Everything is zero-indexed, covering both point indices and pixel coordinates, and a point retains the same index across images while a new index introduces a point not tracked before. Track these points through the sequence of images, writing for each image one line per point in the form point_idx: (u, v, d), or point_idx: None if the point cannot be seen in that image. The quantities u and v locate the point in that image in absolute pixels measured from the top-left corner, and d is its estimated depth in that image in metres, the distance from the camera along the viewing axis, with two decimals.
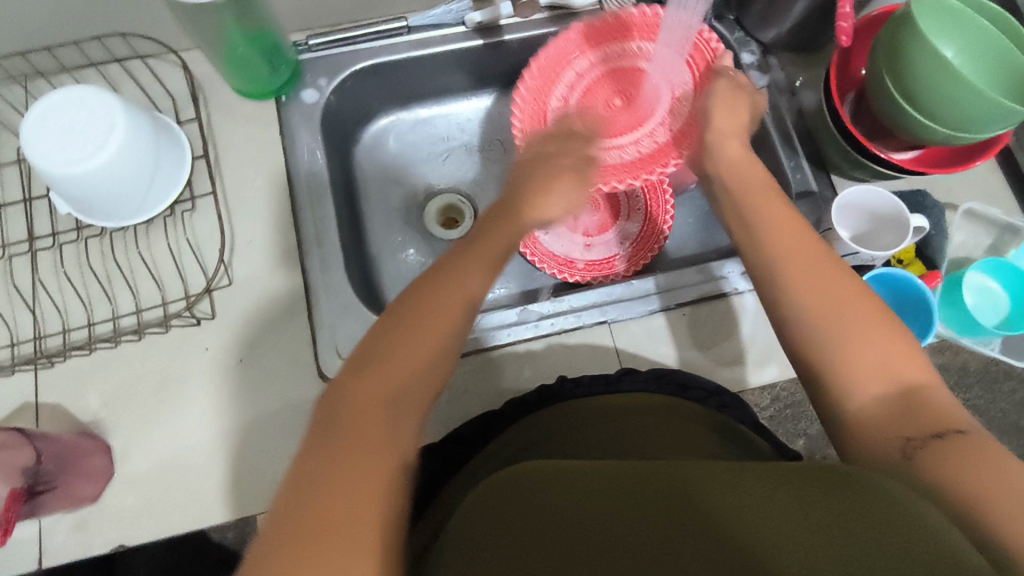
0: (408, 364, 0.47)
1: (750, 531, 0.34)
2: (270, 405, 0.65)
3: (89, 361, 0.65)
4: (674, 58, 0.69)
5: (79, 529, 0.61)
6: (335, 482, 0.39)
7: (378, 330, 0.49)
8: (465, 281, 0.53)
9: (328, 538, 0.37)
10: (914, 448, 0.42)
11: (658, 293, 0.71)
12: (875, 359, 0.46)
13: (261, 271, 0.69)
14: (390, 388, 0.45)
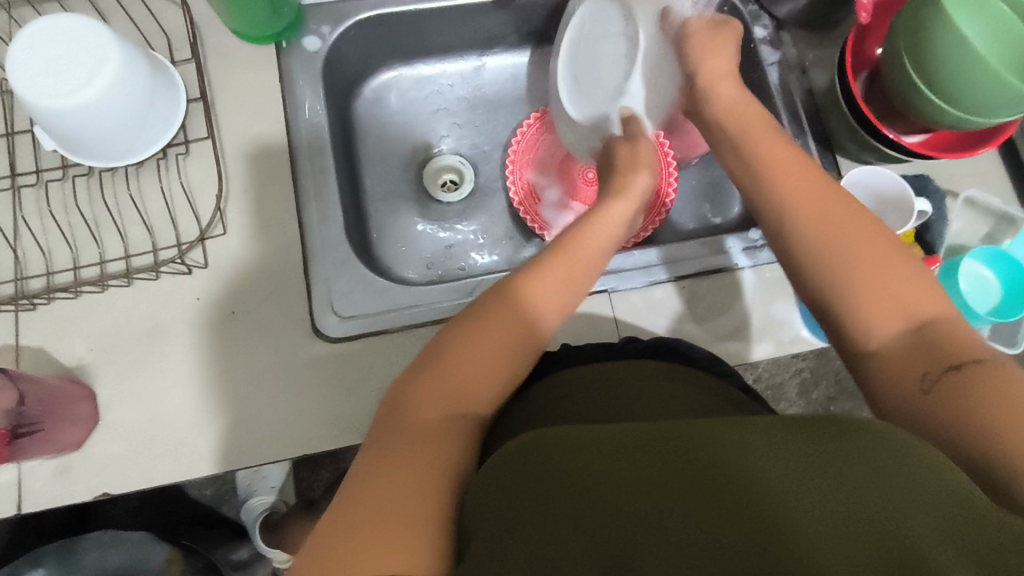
0: (458, 383, 0.49)
1: (771, 493, 0.35)
2: (264, 359, 0.64)
3: (73, 304, 0.63)
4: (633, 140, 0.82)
5: (61, 475, 0.59)
6: (388, 493, 0.42)
7: (443, 341, 0.51)
8: (538, 302, 0.54)
9: (371, 542, 0.39)
10: (936, 381, 0.44)
11: (659, 265, 0.71)
12: (895, 293, 0.48)
13: (255, 221, 0.67)
14: (453, 402, 0.48)
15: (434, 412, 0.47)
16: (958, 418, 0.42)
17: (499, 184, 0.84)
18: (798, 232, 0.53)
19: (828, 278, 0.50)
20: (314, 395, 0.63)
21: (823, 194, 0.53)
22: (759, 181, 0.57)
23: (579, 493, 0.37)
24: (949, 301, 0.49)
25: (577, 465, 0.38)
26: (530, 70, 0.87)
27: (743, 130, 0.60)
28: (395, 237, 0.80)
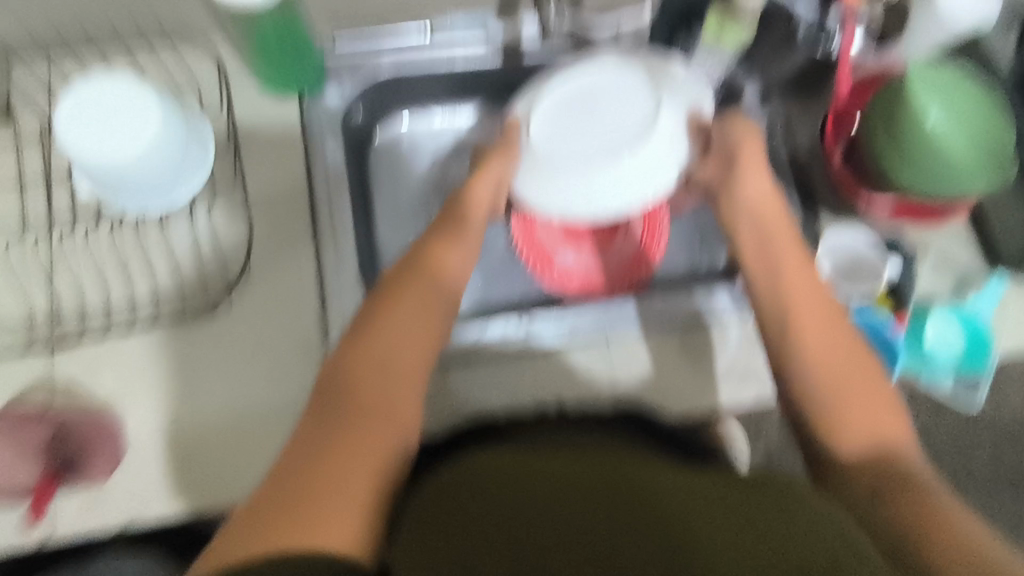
0: (383, 363, 0.58)
1: (684, 530, 0.41)
2: (280, 398, 0.68)
3: (106, 340, 0.68)
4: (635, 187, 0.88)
5: (93, 498, 0.65)
6: (324, 467, 0.50)
7: (364, 316, 0.61)
8: (447, 274, 0.66)
9: (300, 515, 0.47)
10: (877, 494, 0.52)
11: (650, 316, 0.76)
12: (868, 425, 0.57)
13: (274, 264, 0.71)
14: (376, 371, 0.57)
15: (359, 386, 0.56)
16: (885, 518, 0.50)
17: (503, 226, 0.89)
18: (794, 341, 0.61)
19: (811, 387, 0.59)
20: None
21: (821, 312, 0.63)
22: (769, 290, 0.65)
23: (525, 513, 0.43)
24: (909, 433, 0.58)
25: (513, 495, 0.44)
26: None
27: (767, 241, 0.67)
28: None
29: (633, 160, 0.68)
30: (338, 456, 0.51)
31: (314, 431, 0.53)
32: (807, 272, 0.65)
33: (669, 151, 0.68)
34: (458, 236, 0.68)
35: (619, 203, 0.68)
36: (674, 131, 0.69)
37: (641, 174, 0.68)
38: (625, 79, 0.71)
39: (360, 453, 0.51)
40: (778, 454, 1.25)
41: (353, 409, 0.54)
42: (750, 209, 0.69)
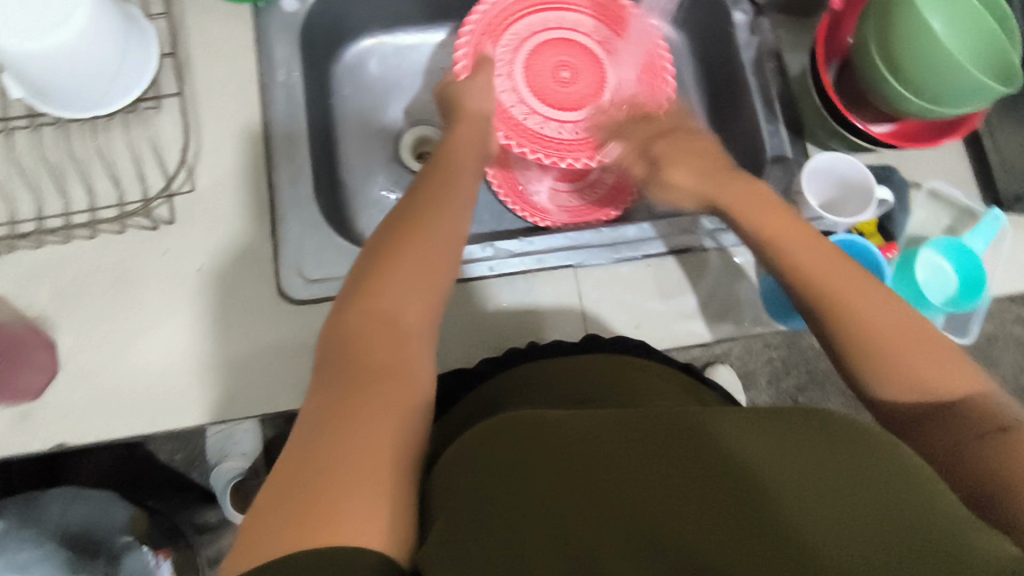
0: (356, 366, 0.45)
1: (776, 493, 0.35)
2: (230, 317, 0.64)
3: (37, 254, 0.63)
4: (629, 63, 0.79)
5: (19, 423, 0.59)
6: (326, 442, 0.40)
7: (358, 274, 0.51)
8: (457, 222, 0.57)
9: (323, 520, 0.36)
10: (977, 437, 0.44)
11: (627, 243, 0.72)
12: (926, 372, 0.48)
13: (224, 180, 0.67)
14: (390, 320, 0.49)
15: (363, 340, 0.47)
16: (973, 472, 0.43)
17: None
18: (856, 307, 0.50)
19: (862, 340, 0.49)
20: (278, 355, 0.64)
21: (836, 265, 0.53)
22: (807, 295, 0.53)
23: (550, 517, 0.35)
24: (972, 369, 0.49)
25: (563, 456, 0.37)
26: None
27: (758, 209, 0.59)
28: (368, 205, 0.79)
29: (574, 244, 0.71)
30: (320, 478, 0.38)
31: (279, 469, 0.40)
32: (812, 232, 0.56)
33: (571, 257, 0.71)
34: (432, 220, 0.55)
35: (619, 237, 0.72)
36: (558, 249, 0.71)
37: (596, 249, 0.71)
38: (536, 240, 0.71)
39: (365, 439, 0.41)
40: None
41: (315, 431, 0.41)
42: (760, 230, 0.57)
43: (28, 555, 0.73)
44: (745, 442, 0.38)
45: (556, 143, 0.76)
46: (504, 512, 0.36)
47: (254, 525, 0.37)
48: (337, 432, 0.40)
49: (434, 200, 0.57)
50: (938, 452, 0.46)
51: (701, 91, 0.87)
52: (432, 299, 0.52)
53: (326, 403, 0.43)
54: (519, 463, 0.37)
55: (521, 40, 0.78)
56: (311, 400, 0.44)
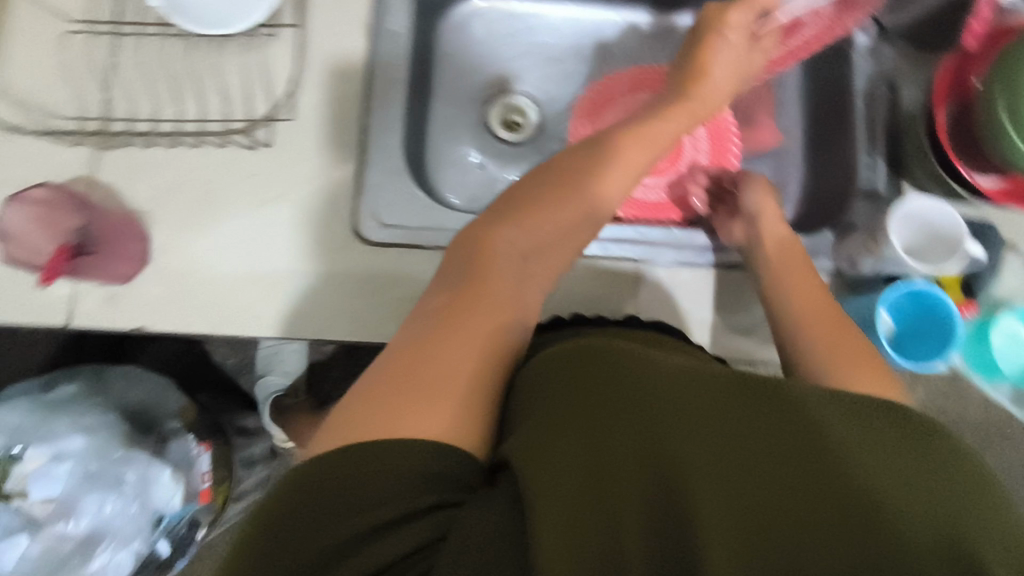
0: (473, 278, 0.49)
1: (837, 456, 0.35)
2: (305, 243, 0.68)
3: (145, 153, 0.68)
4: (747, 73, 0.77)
5: (106, 302, 0.65)
6: (430, 345, 0.44)
7: (503, 203, 0.56)
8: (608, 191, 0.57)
9: (406, 395, 0.41)
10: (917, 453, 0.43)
11: (694, 248, 0.72)
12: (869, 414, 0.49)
13: (321, 114, 0.70)
14: (519, 245, 0.52)
15: (495, 253, 0.51)
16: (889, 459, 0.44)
17: (563, 134, 0.86)
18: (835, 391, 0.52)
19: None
20: (341, 288, 0.67)
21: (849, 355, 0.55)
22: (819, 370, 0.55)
23: (613, 447, 0.36)
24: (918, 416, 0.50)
25: (631, 392, 0.39)
26: (617, 30, 0.87)
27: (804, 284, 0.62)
28: (449, 163, 0.82)
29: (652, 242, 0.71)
30: (405, 380, 0.42)
31: (383, 357, 0.44)
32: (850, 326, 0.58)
33: (648, 253, 0.71)
34: (581, 174, 0.57)
35: (700, 254, 0.71)
36: (636, 241, 0.71)
37: (672, 250, 0.71)
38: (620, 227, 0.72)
39: (460, 347, 0.44)
40: None
41: (425, 326, 0.46)
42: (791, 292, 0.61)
43: (92, 420, 0.80)
44: (796, 398, 0.39)
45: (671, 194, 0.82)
46: (571, 428, 0.37)
47: (347, 404, 0.42)
48: (440, 335, 0.45)
49: (589, 157, 0.58)
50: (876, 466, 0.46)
51: (802, 110, 0.85)
52: (564, 238, 0.55)
53: (445, 303, 0.48)
54: (582, 391, 0.40)
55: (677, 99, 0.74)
56: (434, 295, 0.49)
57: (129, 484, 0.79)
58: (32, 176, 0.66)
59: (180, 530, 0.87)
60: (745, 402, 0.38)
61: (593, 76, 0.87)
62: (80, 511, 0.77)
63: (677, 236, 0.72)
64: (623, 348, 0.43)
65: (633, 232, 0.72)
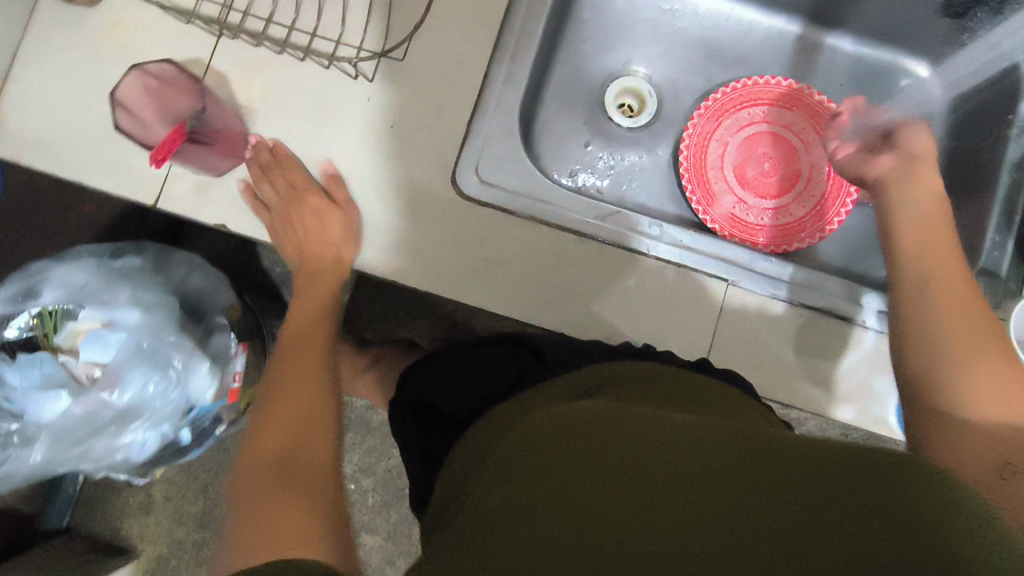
0: (280, 464, 0.50)
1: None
2: (399, 181, 0.66)
3: (266, 53, 0.66)
4: (824, 141, 0.79)
5: (196, 192, 0.65)
6: (270, 497, 0.46)
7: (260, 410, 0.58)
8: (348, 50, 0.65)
9: (283, 531, 0.43)
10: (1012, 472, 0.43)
11: (791, 283, 0.68)
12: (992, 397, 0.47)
13: (446, 55, 0.68)
14: (292, 430, 0.55)
15: (286, 426, 0.55)
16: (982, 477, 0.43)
17: (677, 132, 0.82)
18: (942, 388, 0.49)
19: (937, 428, 0.48)
20: (426, 236, 0.66)
21: (979, 335, 0.51)
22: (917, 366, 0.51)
23: (547, 518, 0.34)
24: None
25: (572, 467, 0.37)
26: (761, 37, 0.82)
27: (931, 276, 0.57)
28: (556, 133, 0.79)
29: (741, 266, 0.68)
30: (278, 526, 0.43)
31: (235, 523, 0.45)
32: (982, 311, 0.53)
33: (737, 276, 0.68)
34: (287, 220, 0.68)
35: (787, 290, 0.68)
36: (725, 260, 0.68)
37: (762, 280, 0.68)
38: (708, 239, 0.69)
39: (286, 513, 0.44)
40: None
41: (244, 510, 0.46)
42: (924, 277, 0.55)
43: (151, 300, 0.81)
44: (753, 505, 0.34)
45: (759, 226, 0.78)
46: (518, 490, 0.36)
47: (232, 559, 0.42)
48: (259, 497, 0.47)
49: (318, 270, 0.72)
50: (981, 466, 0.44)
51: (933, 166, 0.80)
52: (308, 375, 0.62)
53: (247, 489, 0.48)
54: (538, 458, 0.38)
55: (734, 132, 0.80)
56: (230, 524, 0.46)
57: (174, 369, 0.79)
58: (152, 49, 0.65)
59: (202, 422, 0.89)
60: (693, 503, 0.34)
61: (722, 79, 0.82)
62: (124, 384, 0.76)
63: (764, 262, 0.68)
64: (614, 408, 0.41)
65: (721, 248, 0.68)
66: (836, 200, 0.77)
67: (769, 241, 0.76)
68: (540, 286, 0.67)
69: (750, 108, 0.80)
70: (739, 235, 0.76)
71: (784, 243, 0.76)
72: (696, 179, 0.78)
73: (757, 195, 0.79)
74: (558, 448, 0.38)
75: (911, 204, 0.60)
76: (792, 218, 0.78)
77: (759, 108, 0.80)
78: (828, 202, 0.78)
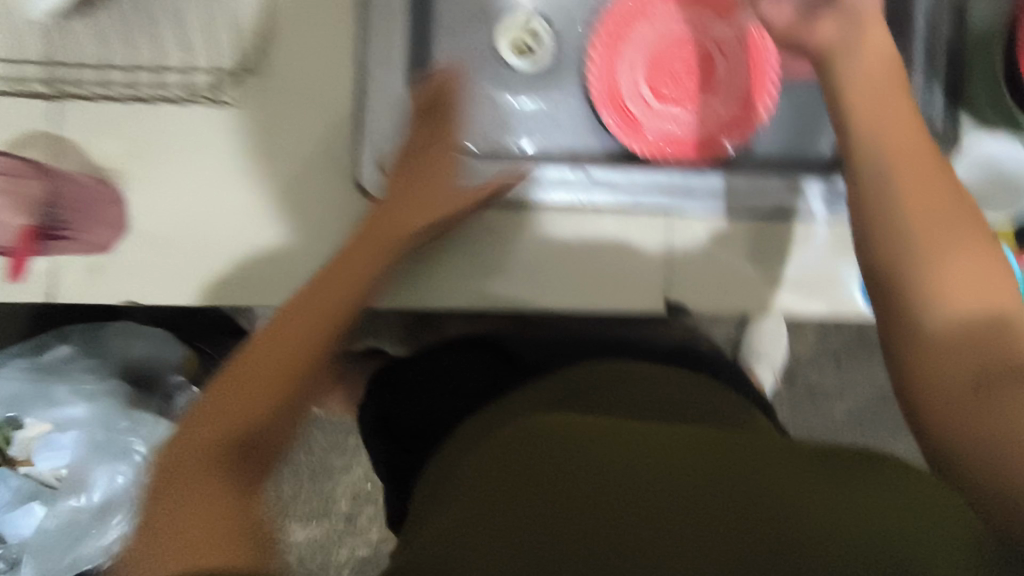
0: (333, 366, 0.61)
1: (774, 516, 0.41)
2: (304, 201, 0.61)
3: (117, 104, 0.59)
4: (731, 31, 0.75)
5: (91, 274, 0.59)
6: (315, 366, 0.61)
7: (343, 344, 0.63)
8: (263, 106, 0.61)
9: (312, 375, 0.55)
10: (978, 385, 0.42)
11: (731, 193, 0.65)
12: (968, 281, 0.46)
13: (310, 51, 0.62)
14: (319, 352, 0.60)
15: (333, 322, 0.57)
16: (975, 421, 0.41)
17: (581, 60, 0.76)
18: (920, 274, 0.46)
19: (907, 334, 0.46)
20: None
21: (958, 218, 0.48)
22: (881, 263, 0.48)
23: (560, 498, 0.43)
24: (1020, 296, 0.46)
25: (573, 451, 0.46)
26: None
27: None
28: None
29: (680, 194, 0.65)
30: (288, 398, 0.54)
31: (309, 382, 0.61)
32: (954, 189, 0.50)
33: (679, 202, 0.65)
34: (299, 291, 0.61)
35: (732, 204, 0.65)
36: (663, 190, 0.65)
37: (703, 201, 0.65)
38: (645, 174, 0.65)
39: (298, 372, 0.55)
40: (801, 370, 1.19)
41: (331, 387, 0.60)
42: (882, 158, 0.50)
43: (94, 387, 0.76)
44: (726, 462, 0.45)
45: (687, 139, 0.73)
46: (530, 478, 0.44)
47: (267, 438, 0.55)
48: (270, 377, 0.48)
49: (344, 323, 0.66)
50: (954, 393, 0.43)
51: None
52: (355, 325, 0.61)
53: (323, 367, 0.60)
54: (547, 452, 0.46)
55: (639, 45, 0.74)
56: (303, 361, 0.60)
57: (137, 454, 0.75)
58: None
59: None
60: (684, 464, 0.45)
61: None
62: (92, 482, 0.74)
63: (702, 180, 0.66)
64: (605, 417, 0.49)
65: (657, 178, 0.65)
66: (758, 91, 0.73)
67: (702, 152, 0.72)
68: (483, 268, 0.63)
69: (647, 16, 0.74)
70: (671, 155, 0.72)
71: (715, 151, 0.72)
72: (612, 107, 0.73)
73: (674, 104, 0.74)
74: (581, 467, 0.45)
75: (856, 73, 0.53)
76: (719, 123, 0.74)
77: (658, 13, 0.75)
78: (750, 95, 0.74)
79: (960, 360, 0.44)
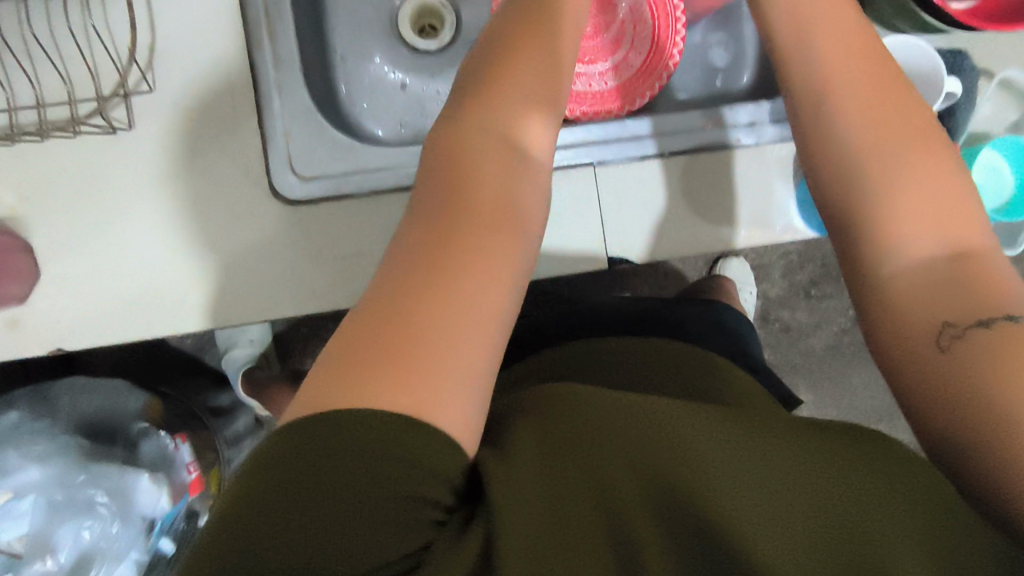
0: (391, 331, 0.36)
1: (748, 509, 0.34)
2: (219, 218, 0.59)
3: (6, 150, 0.57)
4: None
5: (10, 328, 0.57)
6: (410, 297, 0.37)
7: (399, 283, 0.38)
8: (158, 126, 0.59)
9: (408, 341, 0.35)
10: (951, 338, 0.40)
11: (655, 137, 0.65)
12: (925, 209, 0.45)
13: (195, 60, 0.59)
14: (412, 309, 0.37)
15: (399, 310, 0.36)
16: (942, 379, 0.39)
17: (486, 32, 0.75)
18: (873, 206, 0.46)
19: (863, 272, 0.45)
20: (276, 260, 0.60)
21: (906, 143, 0.47)
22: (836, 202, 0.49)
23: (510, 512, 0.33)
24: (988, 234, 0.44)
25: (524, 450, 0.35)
26: None
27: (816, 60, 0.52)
28: (367, 89, 0.72)
29: (608, 149, 0.65)
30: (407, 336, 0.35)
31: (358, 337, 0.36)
32: (917, 109, 0.49)
33: (606, 157, 0.65)
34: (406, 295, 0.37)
35: (657, 150, 0.65)
36: (586, 148, 0.65)
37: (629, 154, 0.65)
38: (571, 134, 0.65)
39: (459, 342, 0.36)
40: (773, 309, 1.19)
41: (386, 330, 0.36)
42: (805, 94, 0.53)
43: (44, 448, 0.74)
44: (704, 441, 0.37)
45: (604, 92, 0.72)
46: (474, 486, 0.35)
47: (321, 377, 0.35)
48: (441, 287, 0.37)
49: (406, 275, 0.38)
50: (920, 336, 0.41)
51: None
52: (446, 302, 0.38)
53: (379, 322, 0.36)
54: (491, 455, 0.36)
55: None
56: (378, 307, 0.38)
57: (102, 505, 0.74)
58: None
59: (180, 525, 0.82)
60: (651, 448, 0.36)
61: None
62: (58, 544, 0.73)
63: (623, 131, 0.65)
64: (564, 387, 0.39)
65: (582, 138, 0.65)
66: (666, 31, 0.72)
67: (620, 102, 0.71)
68: None
69: None
70: (589, 109, 0.70)
71: (634, 100, 0.71)
72: None
73: (586, 61, 0.74)
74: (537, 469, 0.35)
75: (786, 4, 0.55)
76: (633, 71, 0.73)
77: None
78: (659, 37, 0.72)
79: (935, 315, 0.41)
